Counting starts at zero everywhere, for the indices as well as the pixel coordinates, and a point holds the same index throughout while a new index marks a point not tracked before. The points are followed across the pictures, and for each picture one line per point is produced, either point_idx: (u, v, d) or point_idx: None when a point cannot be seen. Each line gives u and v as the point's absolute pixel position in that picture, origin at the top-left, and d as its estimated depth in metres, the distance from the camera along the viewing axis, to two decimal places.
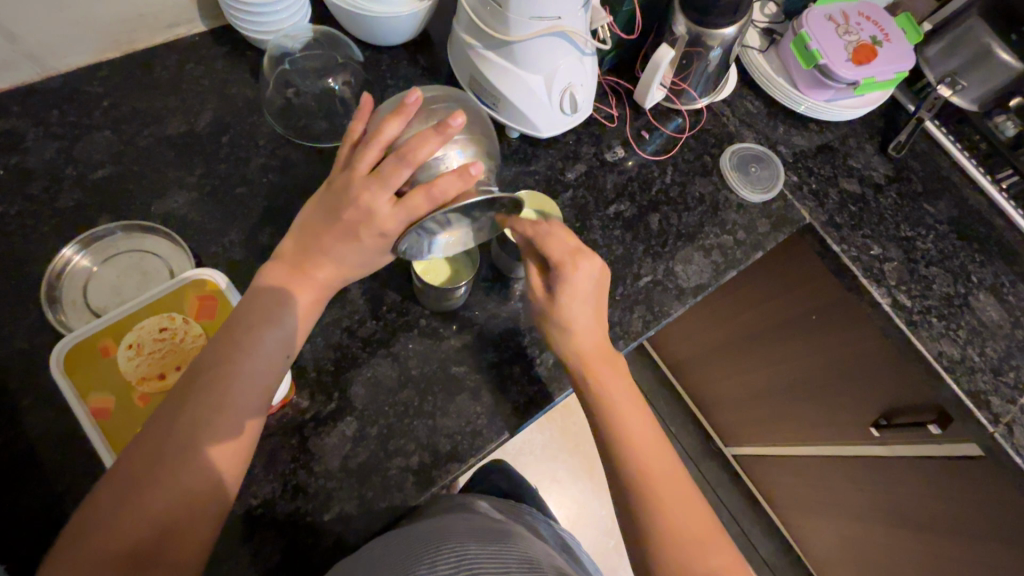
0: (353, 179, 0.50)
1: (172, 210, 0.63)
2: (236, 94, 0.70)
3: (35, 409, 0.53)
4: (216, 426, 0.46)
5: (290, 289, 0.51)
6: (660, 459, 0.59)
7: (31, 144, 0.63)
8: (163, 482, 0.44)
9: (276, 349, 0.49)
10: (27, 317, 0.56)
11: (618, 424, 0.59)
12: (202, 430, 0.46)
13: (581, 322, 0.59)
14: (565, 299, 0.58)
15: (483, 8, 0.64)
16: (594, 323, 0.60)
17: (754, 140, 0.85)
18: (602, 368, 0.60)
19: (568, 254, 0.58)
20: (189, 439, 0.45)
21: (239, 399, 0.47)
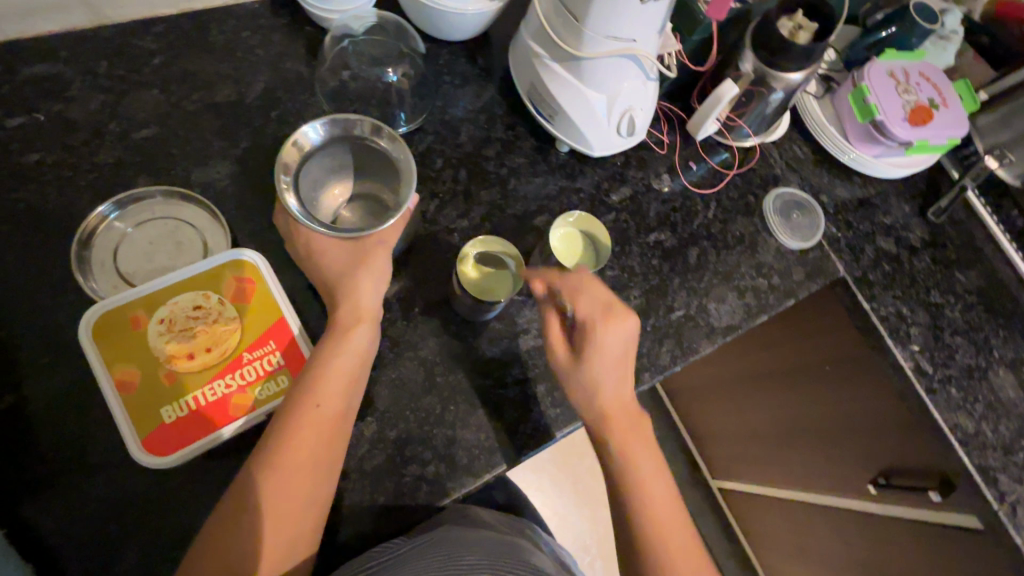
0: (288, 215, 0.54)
1: (212, 181, 0.61)
2: (290, 70, 0.68)
3: (52, 371, 0.51)
4: (289, 461, 0.46)
5: (354, 311, 0.52)
6: (659, 484, 0.59)
7: (75, 94, 0.60)
8: (254, 523, 0.45)
9: (333, 375, 0.49)
10: (54, 273, 0.54)
11: (626, 452, 0.58)
12: (278, 469, 0.46)
13: (610, 372, 0.57)
14: (594, 355, 0.56)
15: (557, 18, 0.62)
16: (622, 369, 0.58)
17: (798, 186, 0.85)
18: (620, 412, 0.58)
19: (600, 315, 0.56)
20: (267, 481, 0.45)
21: (308, 429, 0.47)
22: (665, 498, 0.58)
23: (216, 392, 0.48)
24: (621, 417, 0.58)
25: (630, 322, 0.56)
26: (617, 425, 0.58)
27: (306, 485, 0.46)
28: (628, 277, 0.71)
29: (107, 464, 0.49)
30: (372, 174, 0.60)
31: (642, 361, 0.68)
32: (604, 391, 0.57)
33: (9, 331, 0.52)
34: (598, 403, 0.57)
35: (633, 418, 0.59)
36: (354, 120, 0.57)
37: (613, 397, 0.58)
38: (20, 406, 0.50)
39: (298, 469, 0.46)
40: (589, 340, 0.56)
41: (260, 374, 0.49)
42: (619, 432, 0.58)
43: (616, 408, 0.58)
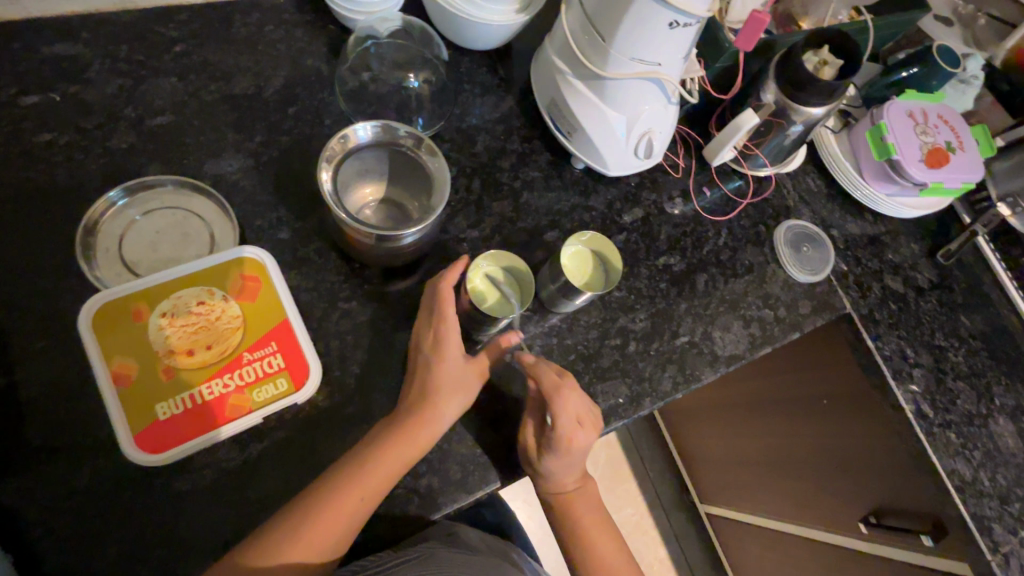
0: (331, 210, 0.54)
1: (225, 173, 0.60)
2: (311, 67, 0.68)
3: (47, 355, 0.50)
4: (368, 479, 0.49)
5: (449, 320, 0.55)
6: (607, 540, 0.64)
7: (93, 76, 0.60)
8: (329, 510, 0.47)
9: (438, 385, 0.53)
10: (58, 256, 0.53)
11: (582, 522, 0.63)
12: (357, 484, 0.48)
13: (560, 472, 0.60)
14: (556, 462, 0.57)
15: (582, 35, 0.62)
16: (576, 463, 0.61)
17: (809, 219, 0.84)
18: (568, 487, 0.62)
19: (573, 428, 0.56)
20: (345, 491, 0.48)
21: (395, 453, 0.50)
22: (612, 554, 0.64)
23: (212, 390, 0.48)
24: (571, 494, 0.63)
25: (590, 435, 0.58)
26: (565, 500, 0.63)
27: (382, 481, 0.49)
28: (635, 299, 0.71)
29: (95, 455, 0.48)
30: (403, 181, 0.61)
31: (644, 385, 0.67)
32: (555, 484, 0.61)
33: (7, 311, 0.51)
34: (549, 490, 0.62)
35: (581, 491, 0.64)
36: (401, 131, 0.57)
37: (560, 484, 0.62)
38: (11, 389, 0.49)
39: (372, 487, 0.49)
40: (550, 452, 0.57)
41: (257, 377, 0.50)
42: (569, 508, 0.63)
43: (566, 490, 0.62)
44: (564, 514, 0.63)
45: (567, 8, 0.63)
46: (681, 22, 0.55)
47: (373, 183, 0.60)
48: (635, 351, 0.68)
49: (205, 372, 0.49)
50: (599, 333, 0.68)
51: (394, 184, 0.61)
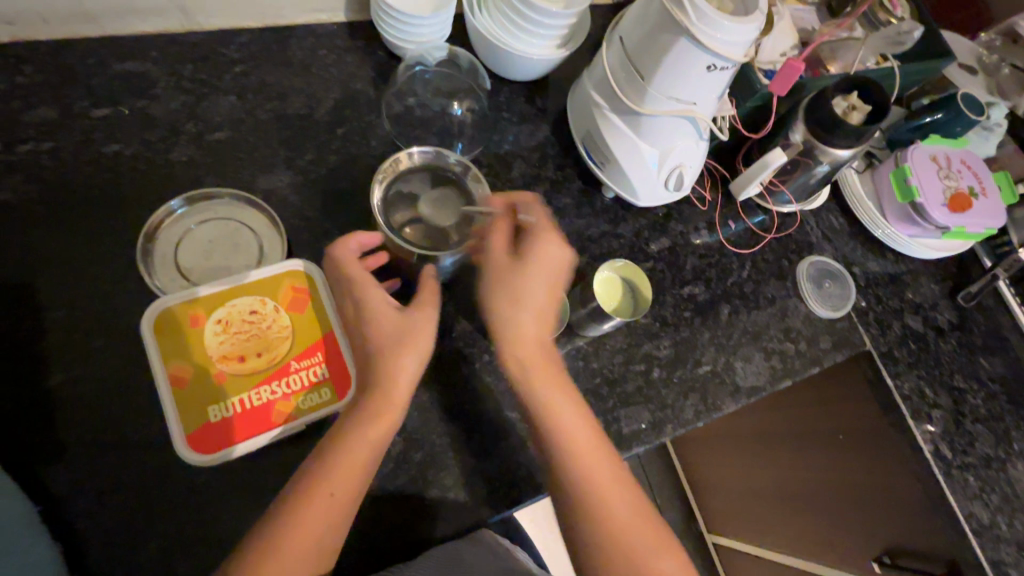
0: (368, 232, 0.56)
1: (275, 188, 0.64)
2: (359, 90, 0.71)
3: (103, 354, 0.53)
4: (340, 469, 0.47)
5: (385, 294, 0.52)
6: (622, 495, 0.54)
7: (159, 92, 0.64)
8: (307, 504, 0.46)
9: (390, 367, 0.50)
10: (118, 260, 0.56)
11: None
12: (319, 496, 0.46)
13: (533, 324, 0.55)
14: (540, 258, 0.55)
15: (621, 73, 0.64)
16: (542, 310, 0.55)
17: (831, 256, 0.86)
18: (559, 385, 0.55)
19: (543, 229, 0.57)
20: (318, 495, 0.46)
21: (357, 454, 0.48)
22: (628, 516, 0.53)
23: (260, 395, 0.51)
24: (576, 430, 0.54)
25: (568, 253, 0.57)
26: (569, 436, 0.53)
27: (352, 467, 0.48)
28: (660, 326, 0.72)
29: (143, 453, 0.51)
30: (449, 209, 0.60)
31: (666, 412, 0.68)
32: (549, 391, 0.54)
33: (68, 311, 0.54)
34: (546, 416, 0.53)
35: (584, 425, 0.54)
36: (450, 159, 0.61)
37: (552, 386, 0.54)
38: (68, 385, 0.51)
39: (338, 496, 0.47)
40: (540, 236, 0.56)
41: (303, 385, 0.52)
42: (578, 455, 0.53)
43: (569, 426, 0.53)
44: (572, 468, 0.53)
45: (607, 46, 0.66)
46: (719, 64, 0.58)
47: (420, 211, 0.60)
48: (658, 377, 0.70)
49: (254, 378, 0.51)
50: (624, 358, 0.69)
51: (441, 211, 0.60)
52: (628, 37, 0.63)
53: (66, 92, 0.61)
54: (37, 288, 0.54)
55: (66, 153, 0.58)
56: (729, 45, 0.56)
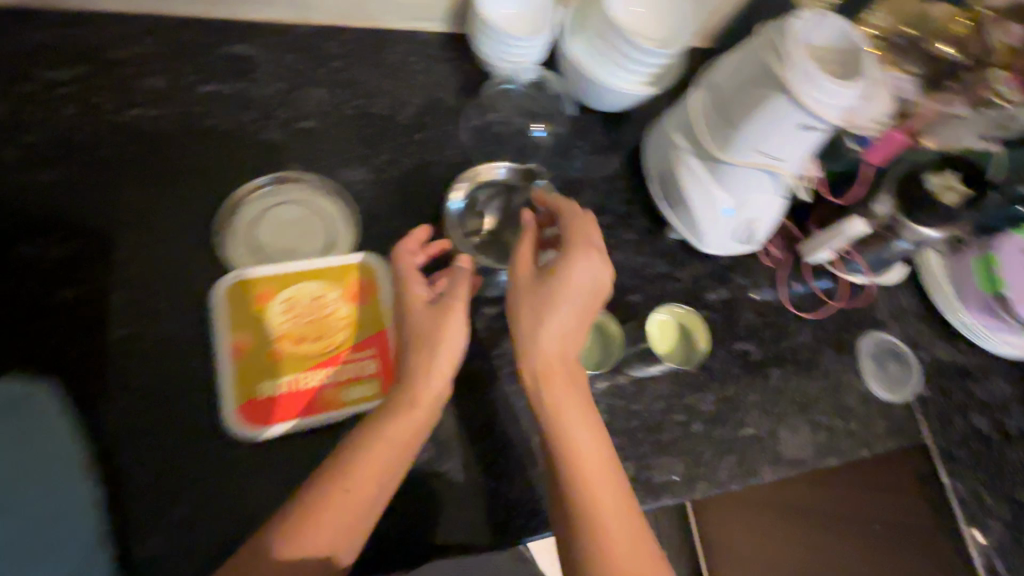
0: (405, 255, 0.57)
1: (350, 182, 0.65)
2: (444, 99, 0.73)
3: (167, 316, 0.55)
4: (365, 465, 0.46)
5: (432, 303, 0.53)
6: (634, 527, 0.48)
7: (259, 75, 0.66)
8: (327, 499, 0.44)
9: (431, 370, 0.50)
10: (194, 228, 0.58)
11: None
12: (343, 493, 0.44)
13: (561, 339, 0.53)
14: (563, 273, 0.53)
15: (708, 119, 0.64)
16: (570, 326, 0.53)
17: (897, 335, 0.81)
18: (564, 377, 0.52)
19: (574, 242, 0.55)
20: (337, 489, 0.44)
21: (385, 450, 0.46)
22: (626, 541, 0.47)
23: (311, 380, 0.53)
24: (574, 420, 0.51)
25: (607, 271, 0.55)
26: (565, 429, 0.50)
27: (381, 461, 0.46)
28: (706, 379, 0.70)
29: (188, 417, 0.52)
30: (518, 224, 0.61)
31: (700, 469, 0.65)
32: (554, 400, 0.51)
33: (143, 269, 0.56)
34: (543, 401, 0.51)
35: (584, 418, 0.51)
36: None
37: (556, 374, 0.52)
38: (132, 340, 0.54)
39: (364, 492, 0.45)
40: (579, 250, 0.54)
41: (350, 376, 0.53)
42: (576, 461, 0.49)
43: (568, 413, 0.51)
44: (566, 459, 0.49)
45: (698, 91, 0.66)
46: (812, 125, 0.56)
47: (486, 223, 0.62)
48: (697, 432, 0.67)
49: (308, 361, 0.53)
50: (665, 405, 0.67)
51: None
52: (721, 85, 0.62)
53: (175, 64, 0.64)
54: (119, 243, 0.56)
55: (166, 121, 0.61)
56: (827, 106, 0.54)
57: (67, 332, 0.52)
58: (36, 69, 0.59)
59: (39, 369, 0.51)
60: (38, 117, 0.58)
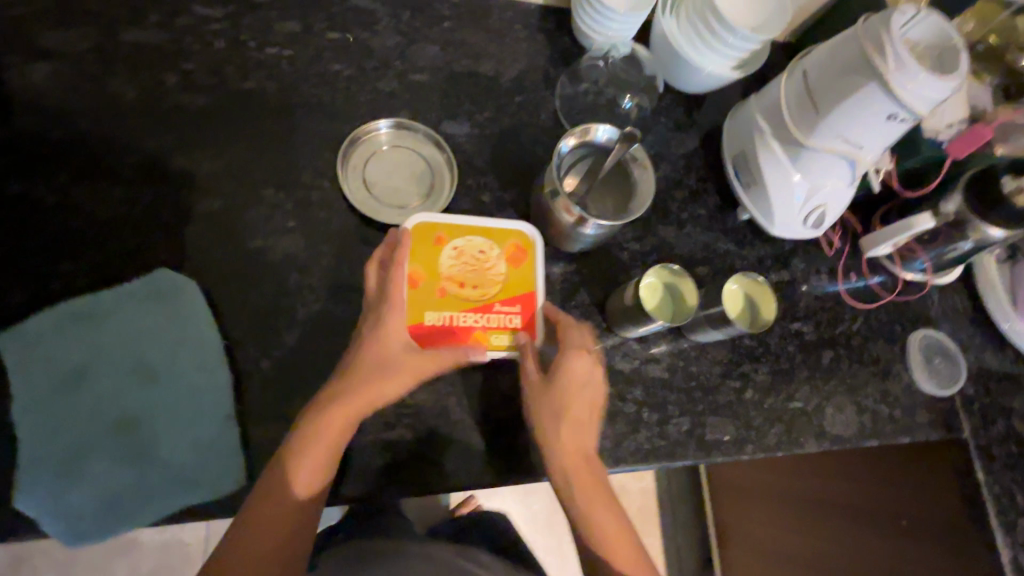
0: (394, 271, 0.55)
1: (455, 134, 0.71)
2: (542, 67, 0.78)
3: (292, 233, 0.61)
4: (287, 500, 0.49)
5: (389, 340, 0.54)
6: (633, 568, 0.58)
7: (380, 29, 0.72)
8: (253, 522, 0.48)
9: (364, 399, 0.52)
10: (319, 159, 0.65)
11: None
12: (267, 522, 0.49)
13: (574, 430, 0.57)
14: (566, 378, 0.57)
15: (795, 103, 0.67)
16: (577, 421, 0.58)
17: (948, 335, 0.84)
18: (581, 463, 0.57)
19: (576, 345, 0.59)
20: (267, 514, 0.49)
21: (313, 476, 0.50)
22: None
23: (467, 319, 0.58)
24: (590, 492, 0.57)
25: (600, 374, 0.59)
26: (582, 504, 0.57)
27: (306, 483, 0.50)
28: (762, 351, 0.74)
29: (308, 323, 0.59)
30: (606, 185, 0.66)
31: (749, 432, 0.70)
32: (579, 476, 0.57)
33: (275, 191, 0.62)
34: (563, 475, 0.57)
35: (599, 492, 0.58)
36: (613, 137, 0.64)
37: (574, 451, 0.57)
38: (262, 251, 0.60)
39: (280, 523, 0.49)
40: (574, 350, 0.58)
41: (500, 324, 0.59)
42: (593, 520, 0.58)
43: (585, 487, 0.57)
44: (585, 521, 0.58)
45: (788, 76, 0.70)
46: (899, 116, 0.60)
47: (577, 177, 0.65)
48: (750, 398, 0.72)
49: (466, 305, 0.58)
50: (722, 370, 0.72)
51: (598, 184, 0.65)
52: (813, 71, 0.66)
53: (310, 13, 0.70)
54: (255, 165, 0.63)
55: (300, 64, 0.68)
56: (917, 99, 0.58)
57: (208, 237, 0.59)
58: (193, 4, 0.66)
59: (186, 265, 0.57)
60: (195, 48, 0.65)
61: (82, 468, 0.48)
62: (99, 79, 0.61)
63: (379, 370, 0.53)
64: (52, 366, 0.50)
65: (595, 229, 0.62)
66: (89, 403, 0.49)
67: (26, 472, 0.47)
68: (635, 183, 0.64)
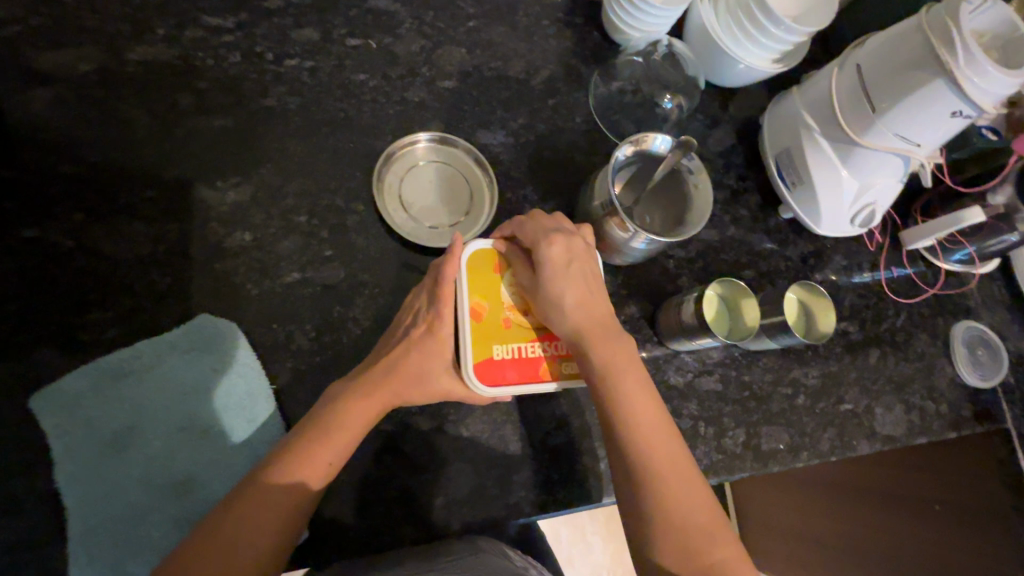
0: (435, 274, 0.55)
1: (489, 144, 0.67)
2: (574, 66, 0.73)
3: (331, 262, 0.58)
4: (274, 488, 0.44)
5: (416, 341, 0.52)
6: (685, 474, 0.47)
7: (403, 32, 0.67)
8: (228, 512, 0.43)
9: (375, 406, 0.50)
10: (351, 181, 0.61)
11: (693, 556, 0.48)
12: (244, 502, 0.43)
13: (579, 311, 0.50)
14: (552, 261, 0.51)
15: (847, 100, 0.64)
16: (578, 300, 0.51)
17: (988, 325, 0.83)
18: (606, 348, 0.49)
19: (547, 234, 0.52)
20: (250, 494, 0.44)
21: (312, 467, 0.46)
22: (686, 487, 0.46)
23: (534, 349, 0.52)
24: (654, 431, 0.48)
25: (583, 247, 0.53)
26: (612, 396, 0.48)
27: (302, 477, 0.45)
28: (812, 355, 0.73)
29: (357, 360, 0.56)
30: (656, 197, 0.62)
31: (804, 439, 0.69)
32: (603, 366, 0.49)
33: (308, 218, 0.58)
34: (620, 402, 0.48)
35: (633, 372, 0.49)
36: (666, 147, 0.61)
37: (634, 381, 0.49)
38: (302, 285, 0.56)
39: (262, 517, 0.43)
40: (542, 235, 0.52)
41: (571, 353, 0.53)
42: (631, 413, 0.48)
43: (647, 420, 0.48)
44: (644, 458, 0.46)
45: (838, 71, 0.66)
46: (964, 113, 0.57)
47: (626, 189, 0.62)
48: (802, 404, 0.71)
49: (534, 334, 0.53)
50: (774, 378, 0.70)
51: (648, 196, 0.62)
52: (867, 66, 0.62)
53: (327, 17, 0.65)
54: (285, 191, 0.58)
55: (322, 76, 0.63)
56: (985, 95, 0.55)
57: (244, 274, 0.55)
58: (200, 14, 0.60)
59: (223, 307, 0.54)
60: (208, 64, 0.60)
61: (141, 536, 0.45)
62: (106, 104, 0.56)
63: (403, 368, 0.51)
64: (95, 430, 0.47)
65: (646, 245, 0.58)
66: (141, 468, 0.47)
67: (82, 546, 0.44)
68: (688, 197, 0.61)
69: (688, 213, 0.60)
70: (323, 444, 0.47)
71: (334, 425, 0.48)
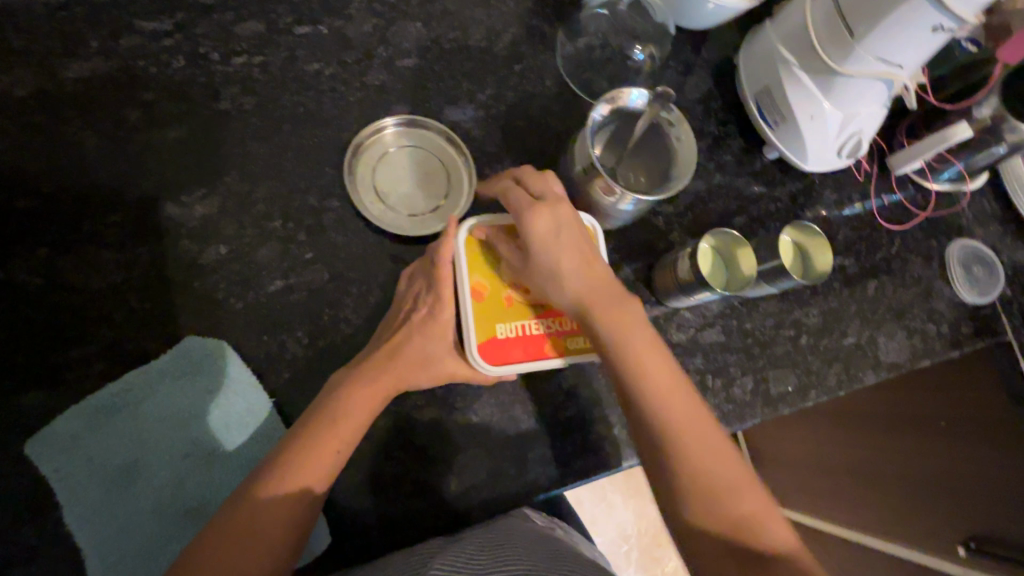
0: (429, 254, 0.53)
1: (459, 121, 0.64)
2: (537, 26, 0.70)
3: (313, 265, 0.56)
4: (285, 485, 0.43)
5: (418, 325, 0.51)
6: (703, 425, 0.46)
7: (353, 13, 0.63)
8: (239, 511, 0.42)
9: (380, 397, 0.49)
10: (321, 178, 0.58)
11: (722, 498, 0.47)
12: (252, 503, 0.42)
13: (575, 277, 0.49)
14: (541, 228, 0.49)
15: (824, 27, 0.61)
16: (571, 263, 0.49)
17: (982, 240, 0.83)
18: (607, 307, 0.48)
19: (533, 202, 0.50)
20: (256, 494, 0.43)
21: (326, 458, 0.45)
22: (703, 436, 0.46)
23: (539, 329, 0.51)
24: (667, 386, 0.47)
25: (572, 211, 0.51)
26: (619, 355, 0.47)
27: (313, 470, 0.45)
28: (811, 294, 0.72)
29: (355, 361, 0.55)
30: (637, 156, 0.61)
31: (811, 378, 0.69)
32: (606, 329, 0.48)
33: (283, 222, 0.56)
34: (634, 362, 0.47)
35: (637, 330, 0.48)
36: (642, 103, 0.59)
37: (642, 340, 0.48)
38: (287, 291, 0.54)
39: (275, 515, 0.43)
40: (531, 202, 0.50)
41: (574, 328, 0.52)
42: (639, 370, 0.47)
43: (658, 376, 0.47)
44: (660, 413, 0.46)
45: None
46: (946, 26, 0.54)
47: (605, 151, 0.60)
48: (806, 343, 0.71)
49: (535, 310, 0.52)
50: (776, 321, 0.70)
51: (629, 156, 0.61)
52: None
53: (270, 7, 0.61)
54: (253, 198, 0.56)
55: (275, 71, 0.59)
56: (967, 6, 0.52)
57: (225, 288, 0.53)
58: (134, 18, 0.57)
59: (209, 325, 0.52)
60: (151, 72, 0.56)
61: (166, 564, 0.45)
62: (50, 128, 0.53)
63: (409, 355, 0.51)
64: (99, 467, 0.46)
65: (633, 206, 0.56)
66: (152, 499, 0.46)
67: None
68: (671, 153, 0.59)
69: (672, 167, 0.59)
70: (332, 437, 0.46)
71: (339, 419, 0.47)
